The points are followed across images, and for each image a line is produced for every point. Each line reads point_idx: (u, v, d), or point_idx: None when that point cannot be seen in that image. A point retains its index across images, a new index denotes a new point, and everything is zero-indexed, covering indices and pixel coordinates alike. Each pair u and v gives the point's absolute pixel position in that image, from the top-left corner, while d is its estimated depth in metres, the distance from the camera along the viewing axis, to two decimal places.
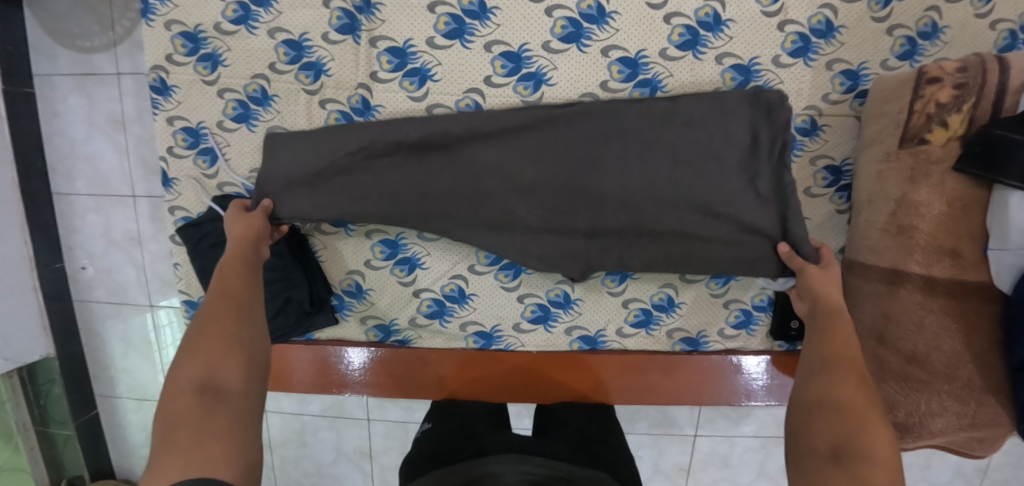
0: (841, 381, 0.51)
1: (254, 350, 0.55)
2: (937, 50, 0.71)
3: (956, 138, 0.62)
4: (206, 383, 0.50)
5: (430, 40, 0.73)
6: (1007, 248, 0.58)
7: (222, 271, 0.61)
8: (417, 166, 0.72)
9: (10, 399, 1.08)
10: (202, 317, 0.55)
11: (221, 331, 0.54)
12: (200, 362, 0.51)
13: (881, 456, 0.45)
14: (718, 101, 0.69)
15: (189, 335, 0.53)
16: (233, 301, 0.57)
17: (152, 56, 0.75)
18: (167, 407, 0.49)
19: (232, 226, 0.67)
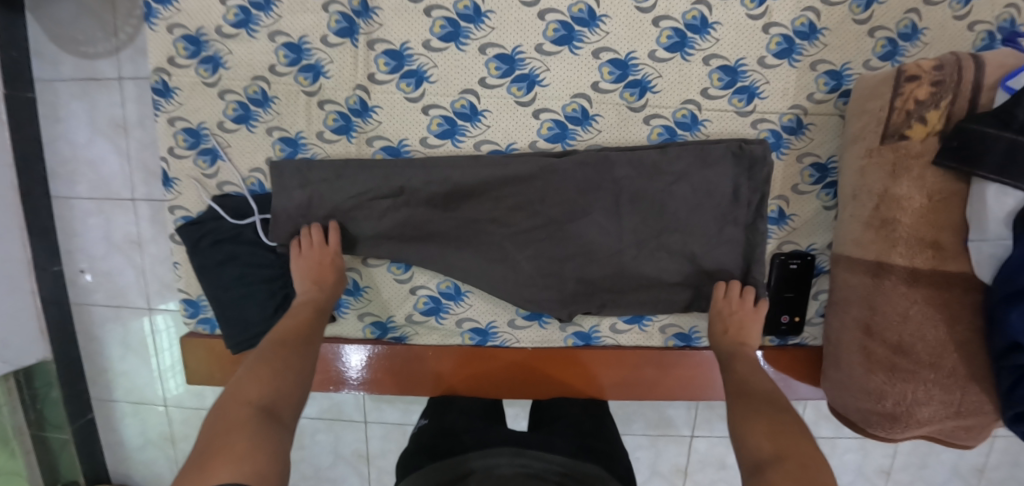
0: (747, 405, 0.61)
1: (304, 395, 0.62)
2: (918, 51, 0.74)
3: (935, 134, 0.63)
4: (267, 404, 0.56)
5: (426, 43, 0.75)
6: (987, 238, 0.60)
7: (297, 319, 0.71)
8: (418, 209, 0.78)
9: (6, 403, 1.08)
10: (270, 350, 0.63)
11: (286, 365, 0.61)
12: (262, 386, 0.57)
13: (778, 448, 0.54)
14: (705, 152, 0.74)
15: (258, 361, 0.61)
16: (303, 345, 0.66)
17: (154, 60, 0.77)
18: (222, 415, 0.53)
19: (315, 264, 0.75)
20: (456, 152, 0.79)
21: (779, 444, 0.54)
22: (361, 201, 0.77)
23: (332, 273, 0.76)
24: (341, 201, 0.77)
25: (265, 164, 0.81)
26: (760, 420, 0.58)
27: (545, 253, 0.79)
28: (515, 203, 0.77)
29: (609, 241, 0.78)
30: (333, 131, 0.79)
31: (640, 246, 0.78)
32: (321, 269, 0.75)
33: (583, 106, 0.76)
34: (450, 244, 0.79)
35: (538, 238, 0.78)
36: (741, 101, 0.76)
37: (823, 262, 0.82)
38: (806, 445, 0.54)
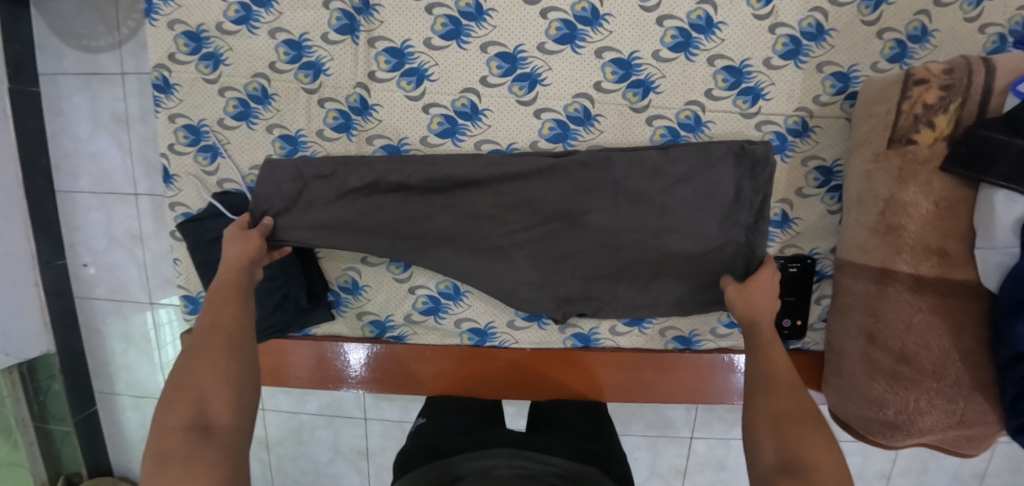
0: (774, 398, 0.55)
1: (244, 385, 0.55)
2: (927, 53, 0.72)
3: (943, 139, 0.62)
4: (197, 420, 0.51)
5: (427, 41, 0.74)
6: (994, 247, 0.59)
7: (216, 301, 0.60)
8: (417, 203, 0.76)
9: (10, 395, 1.09)
10: (190, 350, 0.56)
11: (209, 366, 0.54)
12: (189, 404, 0.52)
13: (824, 464, 0.50)
14: (706, 152, 0.73)
15: (179, 368, 0.55)
16: (223, 332, 0.57)
17: (155, 55, 0.77)
18: (159, 444, 0.50)
19: (228, 245, 0.66)
20: (457, 151, 0.78)
21: (821, 454, 0.50)
22: (359, 197, 0.76)
23: (238, 250, 0.65)
24: (334, 198, 0.75)
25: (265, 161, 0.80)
26: (793, 422, 0.53)
27: (544, 252, 0.78)
28: (517, 200, 0.76)
29: (607, 244, 0.77)
30: (333, 129, 0.78)
31: (647, 240, 0.76)
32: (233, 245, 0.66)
33: (585, 107, 0.76)
34: (452, 241, 0.78)
35: (537, 239, 0.77)
36: (745, 102, 0.75)
37: (826, 266, 0.81)
38: (835, 460, 0.50)
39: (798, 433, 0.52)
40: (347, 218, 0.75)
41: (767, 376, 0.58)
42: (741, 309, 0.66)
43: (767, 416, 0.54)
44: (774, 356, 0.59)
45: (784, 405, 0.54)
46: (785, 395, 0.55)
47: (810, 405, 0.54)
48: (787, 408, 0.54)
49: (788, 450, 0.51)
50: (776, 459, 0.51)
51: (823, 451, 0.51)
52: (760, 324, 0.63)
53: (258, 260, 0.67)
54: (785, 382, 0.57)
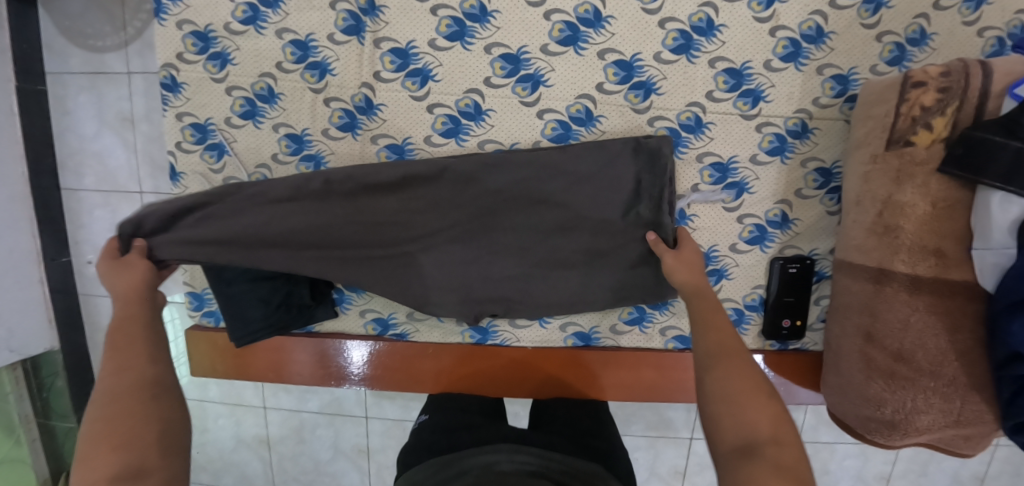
0: (729, 372, 0.52)
1: (169, 423, 0.50)
2: (926, 56, 0.73)
3: (940, 141, 0.63)
4: (124, 467, 0.46)
5: (432, 42, 0.75)
6: (990, 247, 0.60)
7: (120, 344, 0.54)
8: (319, 209, 0.71)
9: (13, 391, 1.10)
10: (100, 398, 0.50)
11: (129, 407, 0.49)
12: (106, 453, 0.46)
13: (784, 436, 0.47)
14: (606, 148, 0.74)
15: (88, 422, 0.48)
16: (134, 375, 0.52)
17: (163, 55, 0.78)
18: None
19: (113, 279, 0.61)
20: (460, 150, 0.79)
21: (766, 425, 0.48)
22: (255, 207, 0.69)
23: (128, 278, 0.61)
24: (231, 210, 0.68)
25: (271, 159, 0.81)
26: (748, 397, 0.50)
27: (456, 254, 0.77)
28: (424, 203, 0.75)
29: (516, 239, 0.77)
30: (338, 128, 0.79)
31: (550, 236, 0.77)
32: (129, 278, 0.61)
33: (587, 108, 0.76)
34: (356, 253, 0.74)
35: (448, 240, 0.77)
36: (746, 104, 0.76)
37: (825, 267, 0.82)
38: (790, 433, 0.48)
39: (750, 405, 0.49)
40: (235, 232, 0.68)
41: (716, 353, 0.55)
42: (683, 278, 0.67)
43: (720, 392, 0.51)
44: (719, 329, 0.57)
45: (736, 378, 0.52)
46: (736, 367, 0.53)
47: (758, 374, 0.52)
48: (737, 379, 0.52)
49: (743, 429, 0.48)
50: (733, 437, 0.48)
51: (775, 422, 0.48)
52: (705, 303, 0.62)
53: (157, 284, 0.64)
54: (734, 353, 0.54)
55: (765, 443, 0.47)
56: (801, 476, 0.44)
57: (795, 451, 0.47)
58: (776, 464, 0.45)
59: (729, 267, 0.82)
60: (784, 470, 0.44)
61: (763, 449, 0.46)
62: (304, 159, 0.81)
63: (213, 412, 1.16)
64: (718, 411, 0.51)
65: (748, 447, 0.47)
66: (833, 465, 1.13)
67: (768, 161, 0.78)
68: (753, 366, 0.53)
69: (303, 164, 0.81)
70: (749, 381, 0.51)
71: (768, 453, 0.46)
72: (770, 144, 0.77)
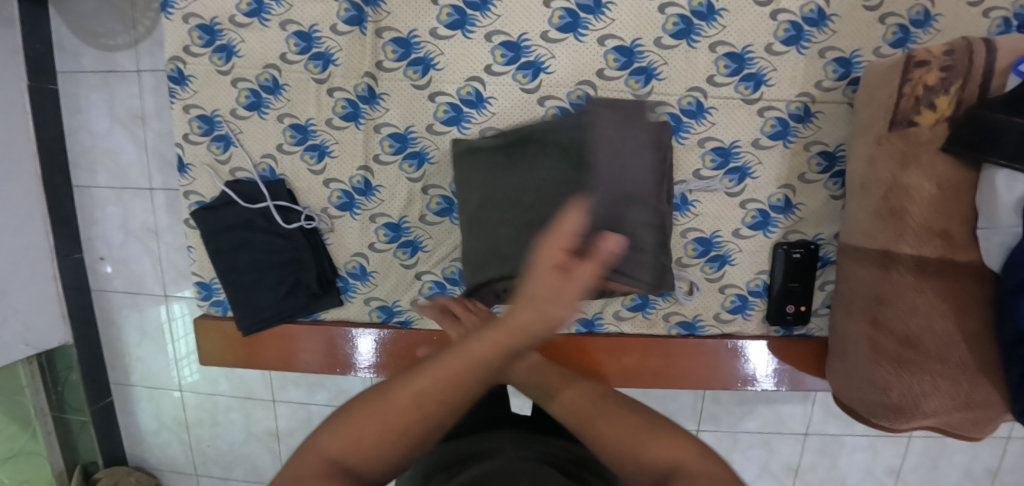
0: (606, 424, 0.49)
1: (416, 440, 0.44)
2: (931, 37, 0.73)
3: (945, 120, 0.63)
4: (347, 458, 0.43)
5: (433, 31, 0.76)
6: (996, 227, 0.59)
7: (473, 341, 0.45)
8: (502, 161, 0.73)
9: (29, 385, 1.13)
10: (395, 381, 0.46)
11: (402, 412, 0.43)
12: (346, 436, 0.44)
13: (676, 451, 0.46)
14: (623, 118, 0.68)
15: (366, 396, 0.46)
16: (446, 390, 0.43)
17: (170, 49, 0.79)
18: (296, 467, 0.43)
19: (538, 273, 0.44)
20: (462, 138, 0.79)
21: (671, 447, 0.46)
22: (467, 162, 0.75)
23: (557, 310, 0.43)
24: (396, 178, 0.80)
25: (276, 150, 0.82)
26: (632, 432, 0.48)
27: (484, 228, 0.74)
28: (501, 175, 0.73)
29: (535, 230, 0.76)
30: (342, 118, 0.80)
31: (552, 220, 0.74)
32: (546, 282, 0.43)
33: (587, 94, 0.77)
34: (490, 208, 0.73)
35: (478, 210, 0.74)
36: (747, 88, 0.76)
37: (830, 252, 0.82)
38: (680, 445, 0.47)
39: (647, 439, 0.47)
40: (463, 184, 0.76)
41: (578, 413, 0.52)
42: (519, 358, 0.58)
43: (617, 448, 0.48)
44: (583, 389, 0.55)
45: (625, 423, 0.49)
46: (605, 414, 0.50)
47: (647, 416, 0.50)
48: (631, 425, 0.49)
49: (647, 463, 0.46)
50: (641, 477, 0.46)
51: (671, 446, 0.47)
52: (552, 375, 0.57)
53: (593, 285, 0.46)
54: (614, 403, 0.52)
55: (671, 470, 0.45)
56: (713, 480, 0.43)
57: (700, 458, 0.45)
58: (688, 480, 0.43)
59: (732, 253, 0.82)
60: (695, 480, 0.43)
61: (680, 475, 0.44)
62: (309, 149, 0.82)
63: (224, 406, 1.18)
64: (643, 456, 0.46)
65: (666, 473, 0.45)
66: (843, 458, 1.12)
67: (771, 145, 0.78)
68: (633, 407, 0.51)
69: (308, 154, 0.82)
70: (621, 411, 0.51)
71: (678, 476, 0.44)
72: (773, 128, 0.77)
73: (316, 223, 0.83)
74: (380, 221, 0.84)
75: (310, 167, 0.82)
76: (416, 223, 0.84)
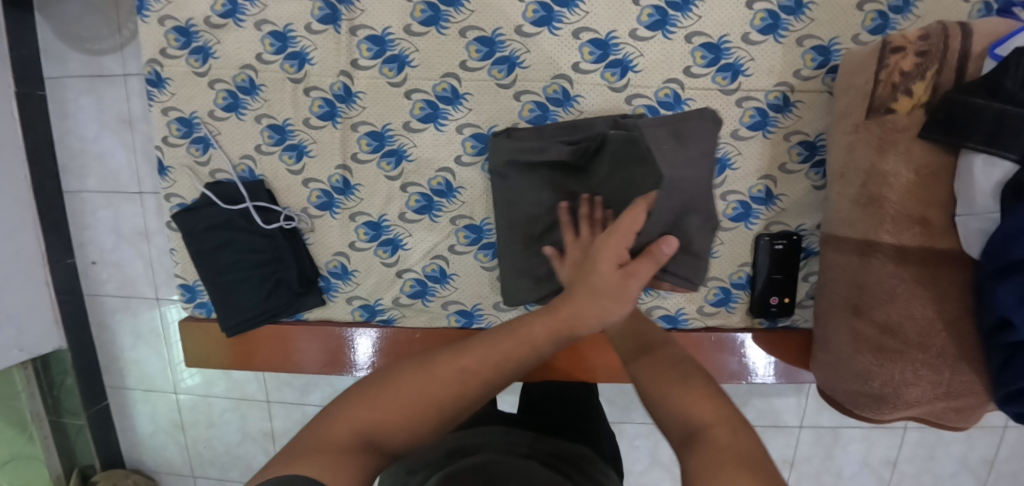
0: (671, 380, 0.52)
1: (440, 419, 0.48)
2: (910, 23, 0.72)
3: (921, 106, 0.62)
4: (374, 428, 0.46)
5: (407, 28, 0.75)
6: (975, 212, 0.58)
7: (499, 338, 0.52)
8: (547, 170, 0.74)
9: (25, 389, 1.13)
10: (416, 364, 0.52)
11: (424, 391, 0.49)
12: (382, 406, 0.48)
13: (713, 420, 0.45)
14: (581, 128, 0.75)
15: (392, 375, 0.51)
16: (474, 377, 0.49)
17: (148, 52, 0.80)
18: (320, 431, 0.46)
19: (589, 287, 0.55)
20: (439, 135, 0.79)
21: (705, 409, 0.47)
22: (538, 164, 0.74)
23: (590, 313, 0.52)
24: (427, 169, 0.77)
25: (255, 151, 0.82)
26: (682, 388, 0.50)
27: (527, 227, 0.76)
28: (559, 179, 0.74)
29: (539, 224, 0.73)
30: (319, 118, 0.80)
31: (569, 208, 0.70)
32: (604, 279, 0.54)
33: (564, 88, 0.76)
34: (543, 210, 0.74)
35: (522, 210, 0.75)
36: (725, 79, 0.75)
37: (813, 243, 0.81)
38: (722, 413, 0.46)
39: (689, 398, 0.48)
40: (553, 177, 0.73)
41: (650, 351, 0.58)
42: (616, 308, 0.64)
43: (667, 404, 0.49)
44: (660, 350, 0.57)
45: (683, 388, 0.50)
46: (665, 370, 0.53)
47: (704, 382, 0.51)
48: (684, 391, 0.49)
49: (682, 418, 0.47)
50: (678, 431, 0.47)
51: (707, 410, 0.47)
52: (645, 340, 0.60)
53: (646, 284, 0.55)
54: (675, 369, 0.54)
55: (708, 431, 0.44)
56: (739, 446, 0.42)
57: (733, 428, 0.44)
58: (710, 444, 0.42)
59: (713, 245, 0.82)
60: (721, 451, 0.41)
61: (704, 437, 0.44)
62: (287, 149, 0.82)
63: (219, 407, 1.18)
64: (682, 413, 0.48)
65: (691, 438, 0.45)
66: (838, 450, 1.11)
67: (750, 136, 0.77)
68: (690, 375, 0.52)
69: (286, 154, 0.82)
70: (679, 372, 0.53)
71: (705, 439, 0.43)
72: (751, 118, 0.76)
73: (296, 223, 0.83)
74: (360, 220, 0.84)
75: (289, 167, 0.82)
76: (395, 220, 0.83)
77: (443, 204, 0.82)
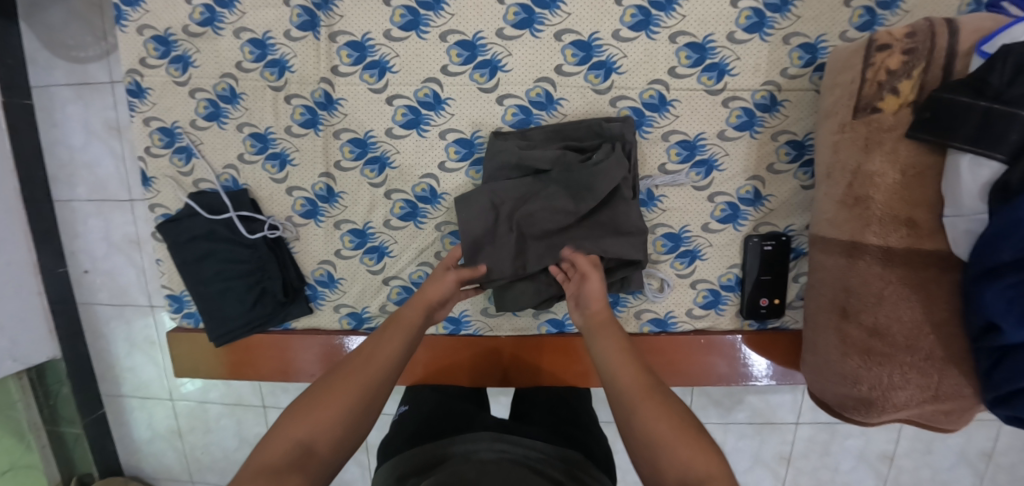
0: (649, 409, 0.51)
1: (360, 419, 0.52)
2: (898, 19, 0.70)
3: (908, 105, 0.61)
4: (305, 443, 0.49)
5: (386, 33, 0.74)
6: (962, 213, 0.57)
7: (387, 333, 0.60)
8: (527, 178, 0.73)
9: (21, 399, 1.13)
10: (332, 370, 0.56)
11: (342, 391, 0.52)
12: (312, 420, 0.50)
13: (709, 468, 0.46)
14: (563, 132, 0.75)
15: (313, 388, 0.54)
16: (378, 364, 0.56)
17: (127, 62, 0.79)
18: (256, 459, 0.48)
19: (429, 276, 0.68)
20: (422, 141, 0.78)
21: (705, 460, 0.46)
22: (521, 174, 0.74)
23: (436, 290, 0.66)
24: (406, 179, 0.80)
25: (237, 160, 0.82)
26: (675, 430, 0.49)
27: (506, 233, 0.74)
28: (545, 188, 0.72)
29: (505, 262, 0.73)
30: (301, 125, 0.79)
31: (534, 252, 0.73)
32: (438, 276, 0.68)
33: (547, 91, 0.75)
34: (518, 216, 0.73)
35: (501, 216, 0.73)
36: (710, 79, 0.74)
37: (802, 243, 0.80)
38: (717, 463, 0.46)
39: (678, 441, 0.48)
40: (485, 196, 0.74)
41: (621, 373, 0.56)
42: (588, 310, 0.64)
43: (652, 446, 0.48)
44: (625, 360, 0.57)
45: (661, 418, 0.50)
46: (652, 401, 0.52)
47: (681, 410, 0.51)
48: (665, 422, 0.50)
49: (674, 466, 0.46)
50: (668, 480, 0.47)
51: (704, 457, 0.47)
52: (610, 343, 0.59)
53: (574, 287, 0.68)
54: (654, 391, 0.53)
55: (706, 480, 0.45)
56: None
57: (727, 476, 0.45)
58: None
59: (702, 247, 0.81)
60: None
61: None
62: (270, 158, 0.81)
63: (215, 413, 1.18)
64: (664, 462, 0.47)
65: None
66: (835, 446, 1.10)
67: (737, 136, 0.76)
68: (671, 402, 0.52)
69: (269, 163, 0.81)
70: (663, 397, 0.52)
71: None
72: (738, 118, 0.75)
73: (280, 232, 0.83)
74: (345, 228, 0.83)
75: (272, 176, 0.82)
76: (380, 228, 0.83)
77: (428, 211, 0.81)
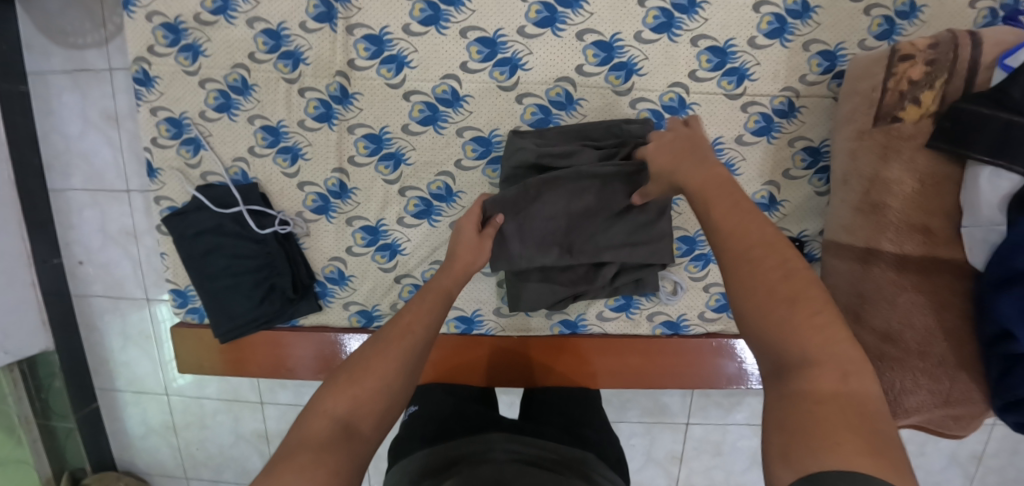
0: (760, 270, 0.42)
1: (395, 398, 0.51)
2: (916, 29, 0.71)
3: (929, 115, 0.61)
4: (347, 416, 0.48)
5: (406, 27, 0.73)
6: (979, 223, 0.58)
7: (421, 301, 0.59)
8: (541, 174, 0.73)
9: (11, 393, 1.09)
10: (372, 340, 0.55)
11: (381, 364, 0.52)
12: (353, 393, 0.49)
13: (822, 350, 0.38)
14: (583, 132, 0.74)
15: (353, 359, 0.52)
16: (414, 339, 0.54)
17: (134, 48, 0.76)
18: (298, 431, 0.47)
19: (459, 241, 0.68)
20: (439, 138, 0.77)
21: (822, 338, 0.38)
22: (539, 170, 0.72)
23: (469, 255, 0.67)
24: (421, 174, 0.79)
25: (247, 153, 0.80)
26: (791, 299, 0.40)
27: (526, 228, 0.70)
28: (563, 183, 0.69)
29: (523, 250, 0.71)
30: (314, 119, 0.78)
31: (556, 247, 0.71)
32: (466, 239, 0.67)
33: (566, 91, 0.75)
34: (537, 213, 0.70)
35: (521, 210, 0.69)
36: (730, 83, 0.74)
37: (814, 248, 0.81)
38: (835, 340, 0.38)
39: (795, 312, 0.40)
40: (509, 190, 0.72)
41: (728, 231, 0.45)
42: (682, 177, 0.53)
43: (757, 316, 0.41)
44: (736, 221, 0.45)
45: (773, 282, 0.41)
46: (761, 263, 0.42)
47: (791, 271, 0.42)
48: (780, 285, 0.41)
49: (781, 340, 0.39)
50: (763, 355, 0.41)
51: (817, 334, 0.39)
52: (710, 197, 0.48)
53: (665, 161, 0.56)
54: (767, 251, 0.43)
55: (811, 359, 0.38)
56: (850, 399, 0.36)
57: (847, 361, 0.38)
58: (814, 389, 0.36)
59: None
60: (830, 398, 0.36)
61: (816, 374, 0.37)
62: (281, 151, 0.79)
63: (211, 409, 1.16)
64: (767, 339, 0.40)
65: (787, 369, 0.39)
66: None
67: (754, 141, 0.76)
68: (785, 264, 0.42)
69: (280, 156, 0.79)
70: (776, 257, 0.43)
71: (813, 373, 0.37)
72: (756, 123, 0.75)
73: (291, 228, 0.81)
74: (357, 224, 0.82)
75: (284, 170, 0.80)
76: (394, 225, 0.82)
77: (443, 209, 0.81)
